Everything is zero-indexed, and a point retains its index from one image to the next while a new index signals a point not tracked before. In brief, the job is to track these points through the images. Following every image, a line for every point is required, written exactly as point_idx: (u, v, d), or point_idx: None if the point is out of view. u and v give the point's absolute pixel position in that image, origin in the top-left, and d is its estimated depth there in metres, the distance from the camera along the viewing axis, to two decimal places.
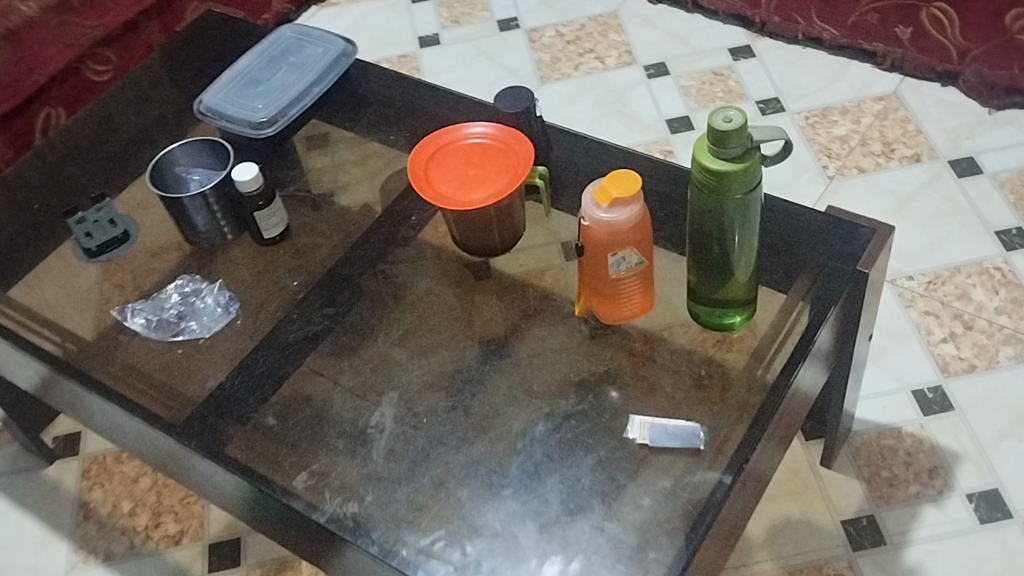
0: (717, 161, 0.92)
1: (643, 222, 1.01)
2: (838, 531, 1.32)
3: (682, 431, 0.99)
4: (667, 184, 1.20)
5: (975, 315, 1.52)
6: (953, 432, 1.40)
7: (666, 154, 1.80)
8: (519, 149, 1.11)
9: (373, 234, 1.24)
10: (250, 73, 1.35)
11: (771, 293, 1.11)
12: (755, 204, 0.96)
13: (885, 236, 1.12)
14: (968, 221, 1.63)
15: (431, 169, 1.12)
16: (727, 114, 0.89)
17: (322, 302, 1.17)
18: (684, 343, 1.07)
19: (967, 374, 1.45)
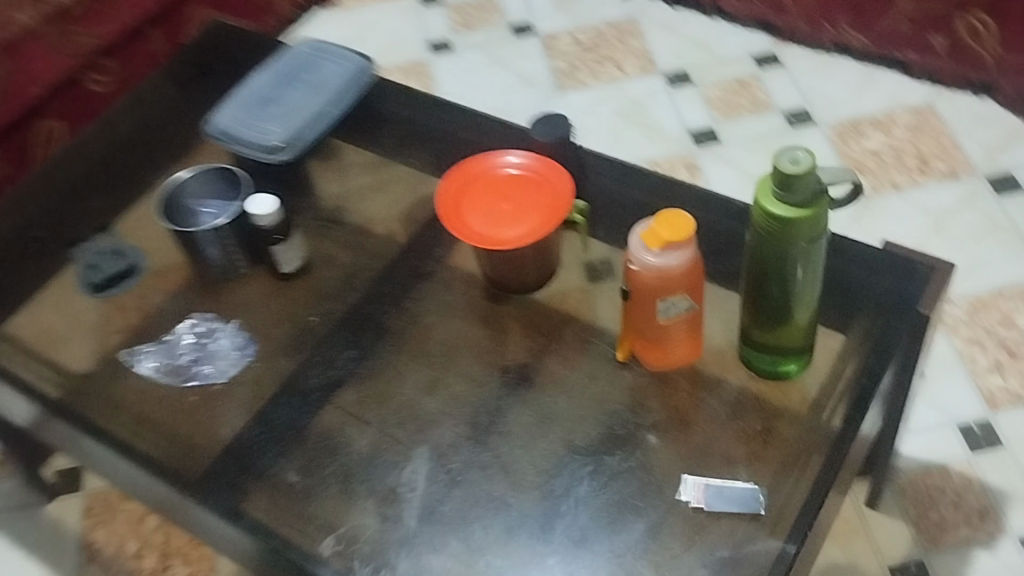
0: (782, 206, 0.84)
1: (696, 266, 0.93)
2: None
3: (740, 494, 0.93)
4: (710, 216, 1.13)
5: (1021, 343, 1.45)
6: (1003, 470, 1.34)
7: (691, 169, 1.71)
8: (556, 182, 1.04)
9: (397, 268, 1.16)
10: (263, 92, 1.27)
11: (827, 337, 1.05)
12: (820, 250, 0.88)
13: (947, 274, 1.05)
14: (1010, 242, 1.55)
15: (461, 200, 1.05)
16: (795, 156, 0.82)
17: (343, 344, 1.10)
18: (735, 395, 1.01)
19: (1015, 408, 1.39)
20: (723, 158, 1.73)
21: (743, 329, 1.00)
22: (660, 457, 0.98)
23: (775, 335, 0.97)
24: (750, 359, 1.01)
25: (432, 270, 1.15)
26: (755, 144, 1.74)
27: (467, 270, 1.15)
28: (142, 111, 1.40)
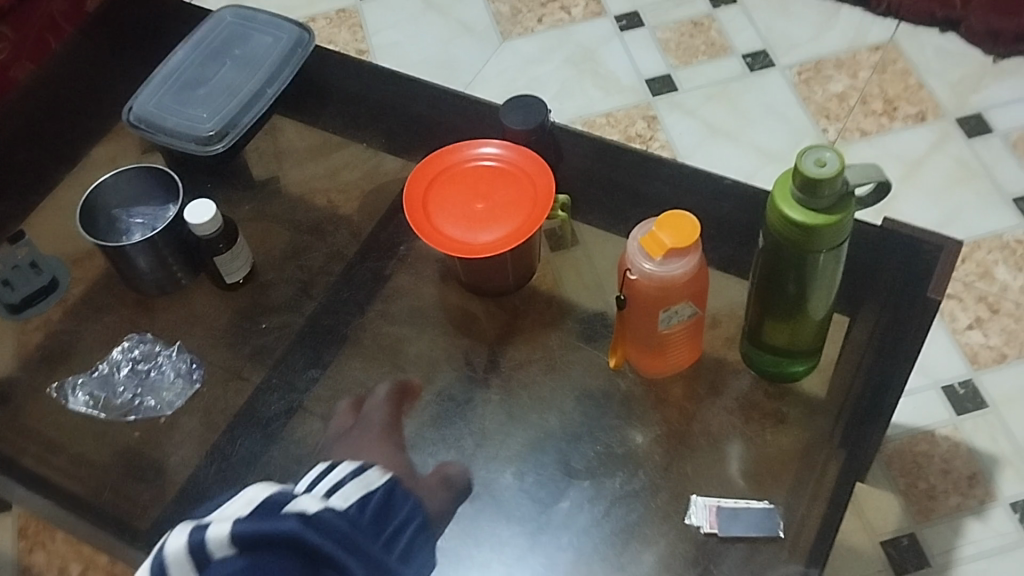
0: (804, 212, 0.76)
1: (701, 272, 0.85)
2: (879, 554, 1.22)
3: (756, 516, 0.87)
4: (698, 198, 1.03)
5: (1000, 297, 1.41)
6: (990, 433, 1.30)
7: (649, 121, 1.61)
8: (537, 177, 0.94)
9: (359, 270, 1.06)
10: (189, 72, 1.12)
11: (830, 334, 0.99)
12: (840, 254, 0.80)
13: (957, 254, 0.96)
14: (983, 188, 1.50)
15: (431, 200, 0.94)
16: (821, 157, 0.74)
17: (305, 362, 0.99)
18: (738, 402, 0.96)
19: (998, 366, 1.35)
20: (682, 108, 1.63)
21: (750, 327, 0.93)
22: (663, 489, 0.91)
23: (787, 336, 0.90)
24: (755, 357, 0.95)
25: (393, 272, 1.05)
26: (715, 91, 1.64)
27: (436, 270, 1.05)
28: (47, 95, 1.22)
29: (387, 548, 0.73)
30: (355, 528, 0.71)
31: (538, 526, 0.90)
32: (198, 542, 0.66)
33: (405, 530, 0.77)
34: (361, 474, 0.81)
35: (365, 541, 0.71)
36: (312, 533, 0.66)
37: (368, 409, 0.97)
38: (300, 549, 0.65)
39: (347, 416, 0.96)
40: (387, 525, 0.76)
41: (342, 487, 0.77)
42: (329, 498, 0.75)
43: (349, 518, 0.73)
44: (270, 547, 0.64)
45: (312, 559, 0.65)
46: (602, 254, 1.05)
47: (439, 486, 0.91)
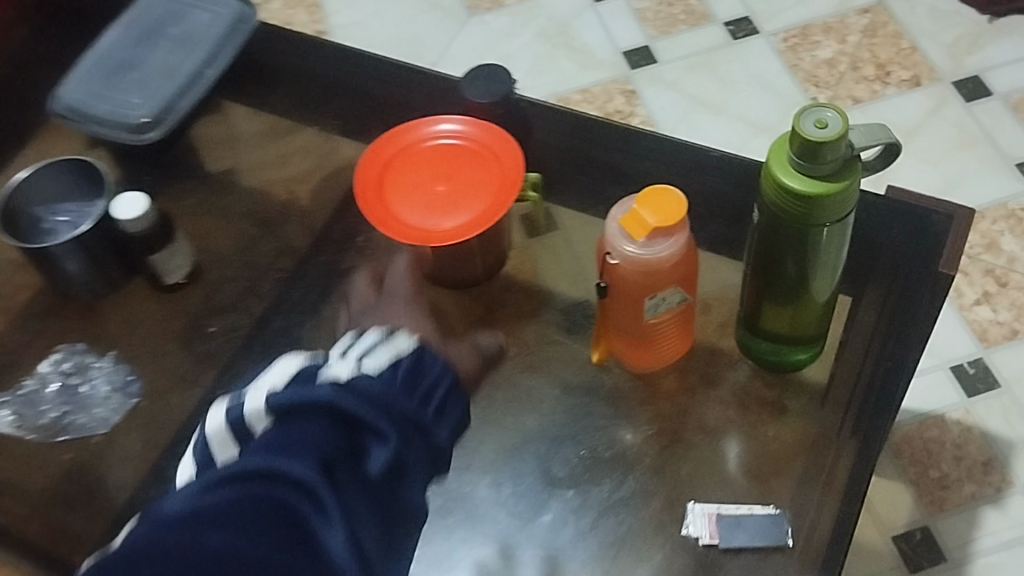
0: (804, 180, 0.66)
1: (689, 254, 0.76)
2: (890, 550, 1.13)
3: (761, 523, 0.80)
4: (683, 173, 0.94)
5: (1008, 270, 1.32)
6: (1003, 415, 1.21)
7: (628, 96, 1.52)
8: (504, 155, 0.85)
9: (313, 264, 0.96)
10: (120, 54, 1.03)
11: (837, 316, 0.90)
12: (847, 227, 0.71)
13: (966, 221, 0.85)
14: (984, 155, 1.41)
15: (386, 185, 0.85)
16: (821, 118, 0.65)
17: (256, 369, 0.90)
18: (735, 394, 0.87)
19: (1009, 342, 1.26)
20: (662, 80, 1.53)
21: (746, 314, 0.84)
22: (657, 498, 0.83)
23: (787, 322, 0.81)
24: (752, 345, 0.86)
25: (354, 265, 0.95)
26: (697, 61, 1.55)
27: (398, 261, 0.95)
28: None
29: (434, 406, 0.67)
30: (395, 384, 0.66)
31: (520, 543, 0.83)
32: (237, 419, 0.66)
33: (451, 385, 0.70)
34: (393, 339, 0.71)
35: (404, 400, 0.65)
36: (344, 400, 0.62)
37: (389, 279, 0.84)
38: (331, 421, 0.61)
39: (368, 291, 0.84)
40: (434, 377, 0.69)
41: (382, 342, 0.71)
42: (368, 355, 0.68)
43: (389, 374, 0.66)
44: (301, 421, 0.61)
45: (343, 427, 0.62)
46: (581, 238, 0.96)
47: (471, 357, 0.81)
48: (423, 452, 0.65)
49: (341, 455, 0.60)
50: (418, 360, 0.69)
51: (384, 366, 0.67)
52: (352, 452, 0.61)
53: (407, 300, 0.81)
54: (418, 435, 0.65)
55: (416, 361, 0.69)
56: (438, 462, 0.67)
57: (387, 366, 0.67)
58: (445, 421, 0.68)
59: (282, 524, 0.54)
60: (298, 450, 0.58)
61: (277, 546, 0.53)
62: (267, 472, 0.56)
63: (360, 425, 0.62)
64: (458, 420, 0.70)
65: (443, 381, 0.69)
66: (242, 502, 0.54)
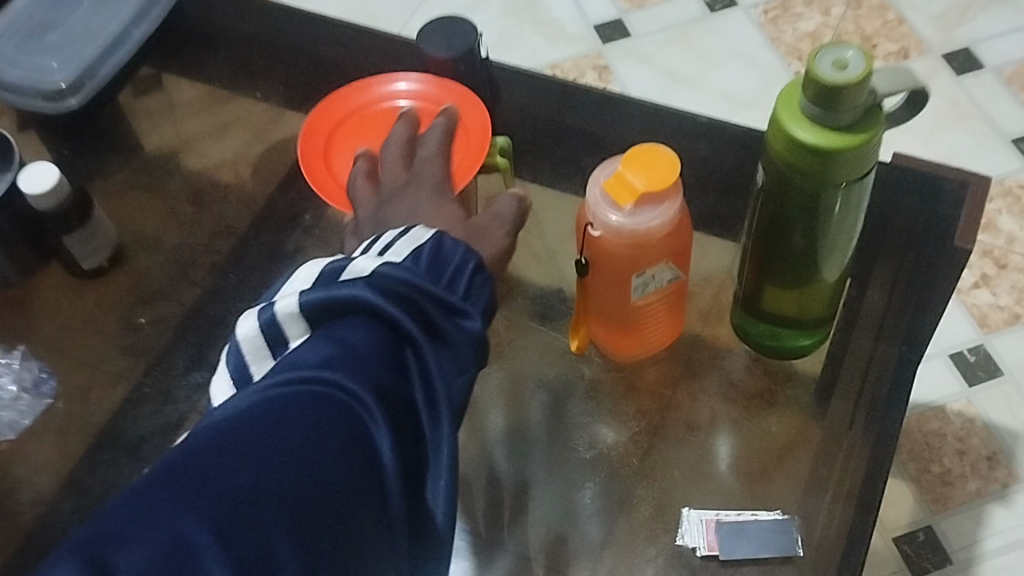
0: (819, 131, 0.57)
1: (682, 223, 0.67)
2: (891, 553, 1.04)
3: (767, 531, 0.71)
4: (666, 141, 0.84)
5: (1007, 250, 1.23)
6: (1007, 404, 1.12)
7: (600, 72, 1.42)
8: (468, 117, 0.75)
9: (253, 247, 0.86)
10: (35, 15, 0.92)
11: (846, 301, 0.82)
12: (863, 190, 0.62)
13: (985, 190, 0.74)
14: (978, 130, 1.32)
15: (334, 154, 0.74)
16: (839, 58, 0.56)
17: (186, 364, 0.80)
18: (729, 386, 0.79)
19: (1010, 327, 1.17)
20: (636, 54, 1.44)
21: (744, 295, 0.75)
22: (643, 502, 0.74)
23: (791, 302, 0.72)
24: (748, 330, 0.77)
25: (302, 245, 0.85)
26: (672, 35, 1.45)
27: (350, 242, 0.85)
28: None
29: (465, 292, 0.55)
30: (422, 274, 0.53)
31: (491, 558, 0.73)
32: (268, 324, 0.54)
33: (481, 269, 0.57)
34: (408, 231, 0.58)
35: (435, 290, 0.53)
36: (373, 301, 0.50)
37: (419, 154, 0.68)
38: (368, 325, 0.49)
39: (397, 167, 0.67)
40: (461, 262, 0.56)
41: (395, 236, 0.57)
42: (386, 248, 0.56)
43: (412, 264, 0.54)
44: (334, 326, 0.50)
45: (383, 331, 0.49)
46: (553, 216, 0.86)
47: (502, 239, 0.62)
48: (460, 350, 0.53)
49: (385, 364, 0.47)
50: (442, 247, 0.56)
51: (407, 255, 0.55)
52: (398, 360, 0.49)
53: (439, 183, 0.65)
54: (456, 328, 0.53)
55: (440, 247, 0.56)
56: (480, 354, 0.54)
57: (409, 257, 0.55)
58: (479, 307, 0.55)
59: (342, 433, 0.42)
60: (340, 357, 0.47)
61: (353, 448, 0.43)
62: (313, 372, 0.45)
63: (396, 328, 0.50)
64: (491, 310, 0.57)
65: (471, 265, 0.56)
66: (293, 400, 0.43)
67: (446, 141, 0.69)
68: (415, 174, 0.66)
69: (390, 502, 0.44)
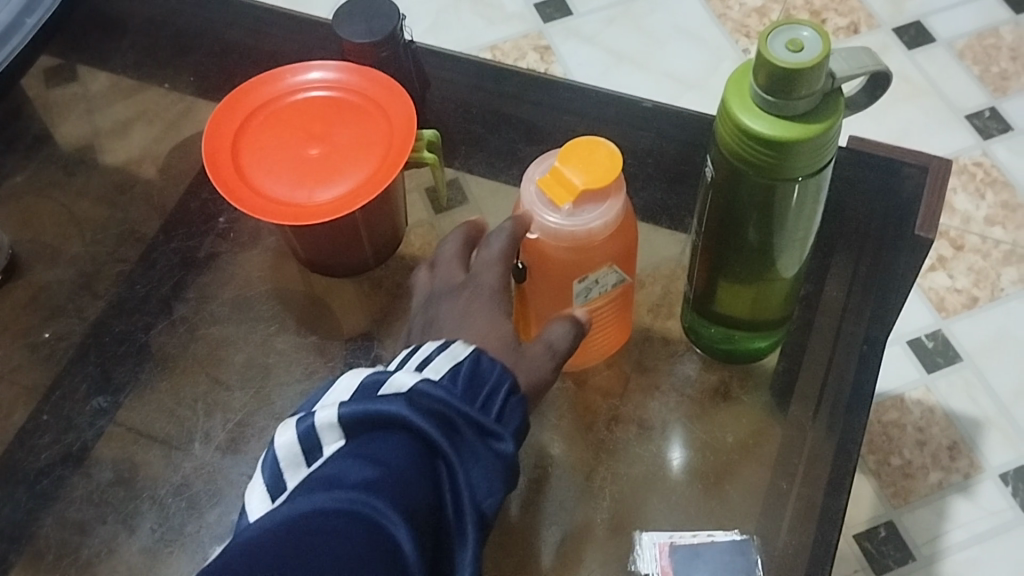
0: (772, 123, 0.52)
1: (625, 221, 0.61)
2: (852, 551, 0.97)
3: (723, 553, 0.67)
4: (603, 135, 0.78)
5: (963, 232, 1.17)
6: (967, 392, 1.06)
7: (542, 52, 1.35)
8: (390, 107, 0.68)
9: (161, 253, 0.78)
10: None
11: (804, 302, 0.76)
12: (821, 183, 0.57)
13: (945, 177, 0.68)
14: (931, 106, 1.26)
15: (243, 146, 0.67)
16: (794, 38, 0.50)
17: (88, 387, 0.72)
18: (683, 398, 0.75)
19: (968, 312, 1.11)
20: (578, 34, 1.37)
21: (695, 295, 0.70)
22: (594, 514, 0.71)
23: (744, 301, 0.67)
24: (700, 330, 0.72)
25: (216, 251, 0.78)
26: (617, 13, 1.38)
27: (267, 248, 0.78)
28: None
29: (500, 414, 0.52)
30: (459, 394, 0.51)
31: None
32: (308, 432, 0.51)
33: (515, 389, 0.54)
34: (448, 344, 0.55)
35: (470, 411, 0.50)
36: (407, 419, 0.48)
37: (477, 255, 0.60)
38: (402, 443, 0.47)
39: (456, 269, 0.62)
40: (498, 383, 0.53)
41: (433, 346, 0.55)
42: (425, 361, 0.53)
43: (449, 383, 0.51)
44: (368, 442, 0.47)
45: (417, 453, 0.47)
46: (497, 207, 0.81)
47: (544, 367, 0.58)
48: (492, 473, 0.50)
49: (418, 490, 0.45)
50: (480, 363, 0.54)
51: (445, 372, 0.52)
52: (429, 487, 0.46)
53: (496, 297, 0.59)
54: (486, 451, 0.50)
55: (478, 362, 0.54)
56: (511, 476, 0.52)
57: (446, 375, 0.52)
58: (514, 426, 0.53)
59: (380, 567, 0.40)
60: (377, 480, 0.44)
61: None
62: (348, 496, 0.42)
63: (427, 449, 0.47)
64: (525, 431, 0.54)
65: (507, 386, 0.53)
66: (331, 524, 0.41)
67: (512, 245, 0.60)
68: (470, 276, 0.60)
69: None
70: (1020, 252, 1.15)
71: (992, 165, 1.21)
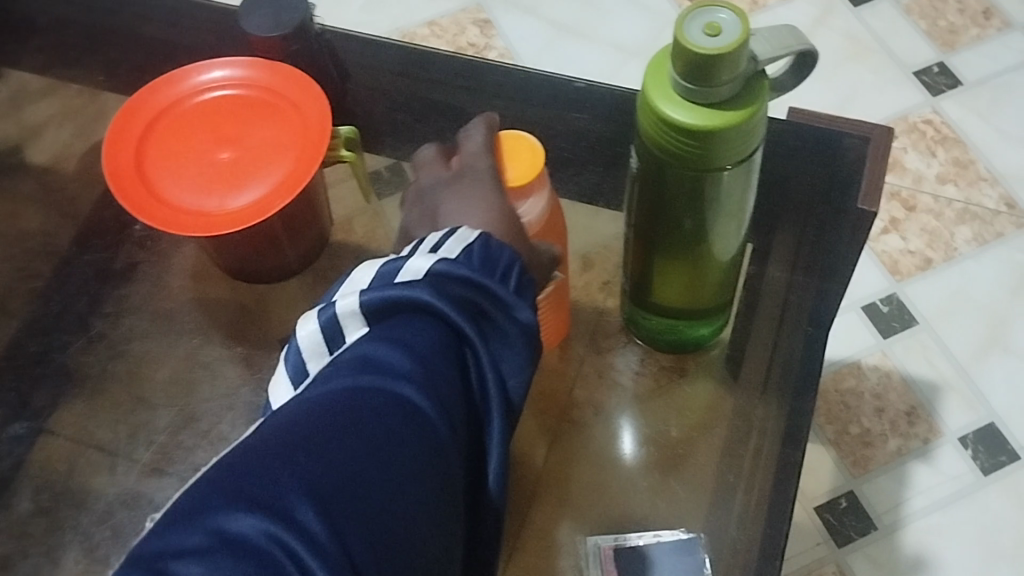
0: (694, 109, 0.49)
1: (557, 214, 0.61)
2: (814, 522, 0.93)
3: (671, 552, 0.65)
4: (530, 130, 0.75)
5: (914, 191, 1.13)
6: (924, 355, 1.02)
7: (481, 26, 1.30)
8: (303, 102, 0.65)
9: (76, 265, 0.75)
10: None
11: (745, 283, 0.74)
12: (751, 170, 0.54)
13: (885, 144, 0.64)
14: (879, 64, 1.22)
15: (149, 154, 0.63)
16: (712, 20, 0.47)
17: (6, 414, 0.70)
18: (629, 390, 0.73)
19: (922, 273, 1.07)
20: (518, 6, 1.32)
21: (631, 287, 0.67)
22: (542, 501, 0.69)
23: (680, 289, 0.64)
24: (640, 321, 0.70)
25: (133, 261, 0.74)
26: None
27: (188, 255, 0.74)
28: None
29: (518, 289, 0.49)
30: (478, 270, 0.48)
31: None
32: (331, 320, 0.48)
33: (525, 267, 0.51)
34: (454, 230, 0.52)
35: (491, 289, 0.48)
36: (432, 303, 0.45)
37: (464, 145, 0.58)
38: (428, 325, 0.44)
39: (443, 166, 0.59)
40: (510, 259, 0.50)
41: (439, 234, 0.51)
42: (437, 245, 0.50)
43: (466, 260, 0.48)
44: (393, 325, 0.44)
45: (445, 338, 0.45)
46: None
47: None
48: (517, 349, 0.48)
49: (448, 370, 0.43)
50: (489, 244, 0.50)
51: (458, 253, 0.49)
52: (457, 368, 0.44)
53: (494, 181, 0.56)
54: (512, 327, 0.48)
55: (488, 244, 0.50)
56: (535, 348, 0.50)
57: (461, 254, 0.49)
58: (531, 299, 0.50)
59: (419, 450, 0.39)
60: (412, 363, 0.42)
61: (432, 468, 0.39)
62: (380, 380, 0.40)
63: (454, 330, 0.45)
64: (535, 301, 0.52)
65: (519, 264, 0.50)
66: (361, 407, 0.39)
67: (492, 138, 0.58)
68: (460, 167, 0.58)
69: (454, 514, 0.41)
70: (972, 209, 1.11)
71: (942, 121, 1.17)
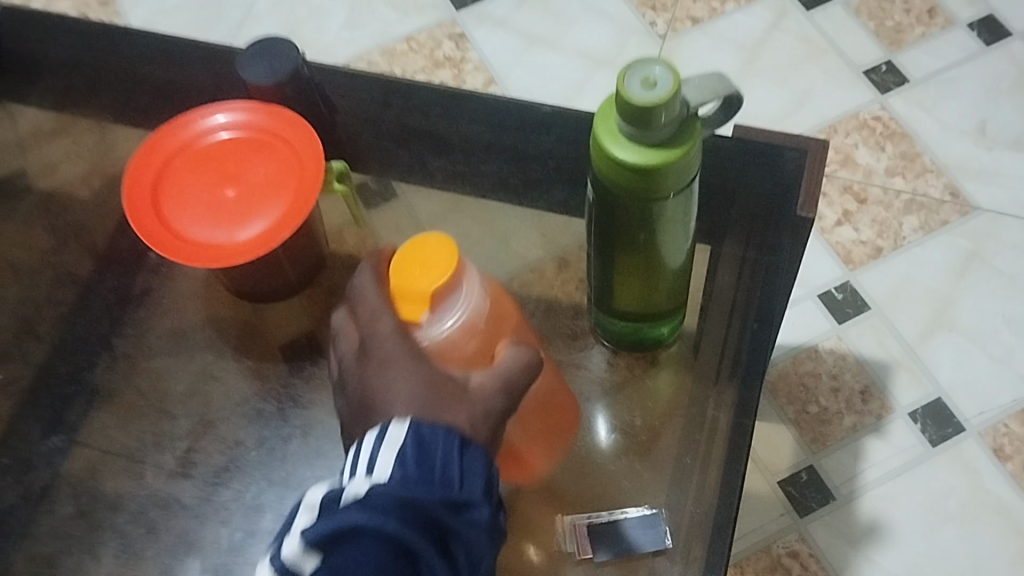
0: (636, 149, 0.57)
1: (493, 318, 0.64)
2: (777, 495, 1.02)
3: (637, 528, 0.74)
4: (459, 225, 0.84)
5: (866, 185, 1.21)
6: (876, 337, 1.11)
7: (456, 40, 1.38)
8: (297, 142, 0.72)
9: (98, 292, 0.83)
10: None
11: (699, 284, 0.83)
12: (692, 193, 0.63)
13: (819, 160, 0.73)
14: (831, 65, 1.31)
15: (161, 193, 0.71)
16: (648, 75, 0.56)
17: (43, 428, 0.79)
18: (600, 383, 0.81)
19: (873, 261, 1.15)
20: (491, 20, 1.39)
21: (596, 293, 0.76)
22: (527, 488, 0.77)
23: (638, 296, 0.73)
24: (607, 324, 0.78)
25: (150, 287, 0.83)
26: None
27: (197, 279, 0.83)
28: None
29: (461, 479, 0.54)
30: (416, 479, 0.53)
31: None
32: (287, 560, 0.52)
33: (467, 441, 0.56)
34: (384, 429, 0.56)
35: (434, 497, 0.53)
36: (375, 525, 0.50)
37: (364, 311, 0.61)
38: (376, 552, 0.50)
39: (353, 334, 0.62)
40: (446, 447, 0.55)
41: (372, 439, 0.55)
42: (372, 459, 0.54)
43: (405, 468, 0.53)
44: (345, 557, 0.50)
45: (390, 560, 0.50)
46: (424, 212, 0.86)
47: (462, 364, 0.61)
48: (473, 544, 0.53)
49: None
50: (420, 438, 0.55)
51: (392, 468, 0.53)
52: None
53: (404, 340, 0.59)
54: (462, 525, 0.53)
55: (420, 438, 0.55)
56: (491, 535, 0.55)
57: (397, 465, 0.53)
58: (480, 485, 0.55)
59: None
60: None
61: None
62: None
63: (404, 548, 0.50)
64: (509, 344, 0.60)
65: (456, 447, 0.55)
66: None
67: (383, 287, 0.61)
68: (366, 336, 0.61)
69: None
70: (919, 200, 1.19)
71: (890, 118, 1.26)
